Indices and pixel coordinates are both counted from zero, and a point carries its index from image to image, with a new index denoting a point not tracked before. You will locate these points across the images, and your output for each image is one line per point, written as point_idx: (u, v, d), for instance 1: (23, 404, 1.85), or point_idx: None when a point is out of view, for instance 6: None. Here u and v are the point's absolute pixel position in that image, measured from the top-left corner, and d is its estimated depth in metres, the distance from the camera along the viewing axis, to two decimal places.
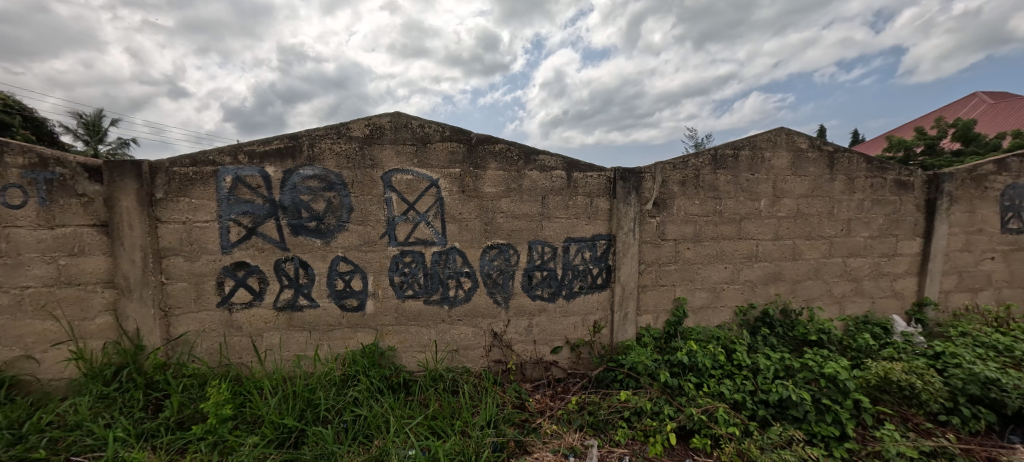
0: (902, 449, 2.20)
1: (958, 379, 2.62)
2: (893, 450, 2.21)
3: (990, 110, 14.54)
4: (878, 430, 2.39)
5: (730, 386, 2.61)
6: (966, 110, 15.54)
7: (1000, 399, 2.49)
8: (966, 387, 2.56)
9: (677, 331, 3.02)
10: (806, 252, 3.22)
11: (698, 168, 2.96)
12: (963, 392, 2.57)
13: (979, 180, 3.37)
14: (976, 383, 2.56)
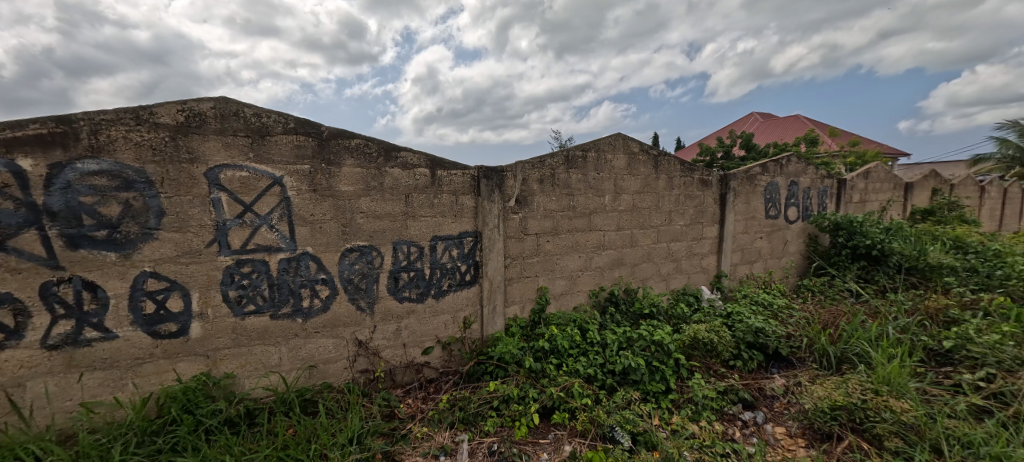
0: (706, 392, 2.76)
1: (741, 331, 3.35)
2: (700, 394, 2.75)
3: (759, 125, 18.85)
4: (689, 378, 2.93)
5: (585, 362, 2.86)
6: (745, 125, 19.86)
7: (765, 342, 3.29)
8: (746, 336, 3.31)
9: (541, 318, 3.21)
10: (641, 240, 3.72)
11: (554, 168, 3.17)
12: (743, 340, 3.29)
13: (751, 179, 4.31)
14: (751, 332, 3.34)
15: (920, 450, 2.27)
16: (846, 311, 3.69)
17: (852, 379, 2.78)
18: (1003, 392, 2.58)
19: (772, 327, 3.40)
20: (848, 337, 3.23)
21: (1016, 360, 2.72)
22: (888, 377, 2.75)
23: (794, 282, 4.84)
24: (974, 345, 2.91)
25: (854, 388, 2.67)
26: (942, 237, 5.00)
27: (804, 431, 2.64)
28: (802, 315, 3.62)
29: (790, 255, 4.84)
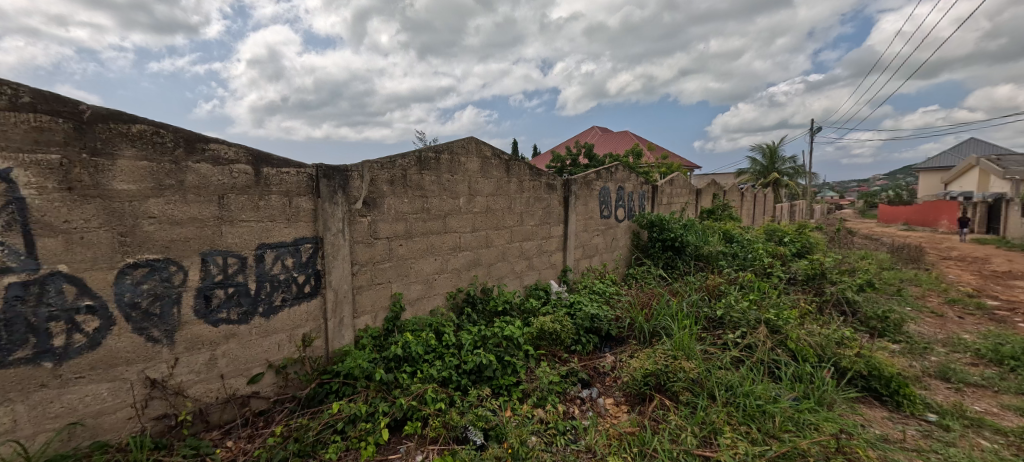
0: (551, 378, 2.95)
1: (581, 318, 3.70)
2: (546, 380, 2.93)
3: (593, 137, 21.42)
4: (537, 367, 3.11)
5: (440, 366, 2.79)
6: (585, 136, 22.36)
7: (599, 325, 3.70)
8: (584, 322, 3.66)
9: (395, 326, 3.02)
10: (495, 240, 3.81)
11: (405, 169, 3.01)
12: (583, 326, 3.65)
13: (588, 184, 4.80)
14: (588, 319, 3.71)
15: (702, 398, 2.85)
16: (657, 292, 4.40)
17: (659, 350, 3.32)
18: (750, 344, 3.45)
19: (604, 312, 3.84)
20: (658, 314, 3.83)
21: (757, 320, 3.68)
22: (682, 343, 3.37)
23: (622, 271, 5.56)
24: (734, 311, 3.81)
25: (662, 357, 3.17)
26: (718, 229, 6.37)
27: (626, 398, 3.05)
28: (628, 299, 4.17)
29: (619, 249, 5.54)
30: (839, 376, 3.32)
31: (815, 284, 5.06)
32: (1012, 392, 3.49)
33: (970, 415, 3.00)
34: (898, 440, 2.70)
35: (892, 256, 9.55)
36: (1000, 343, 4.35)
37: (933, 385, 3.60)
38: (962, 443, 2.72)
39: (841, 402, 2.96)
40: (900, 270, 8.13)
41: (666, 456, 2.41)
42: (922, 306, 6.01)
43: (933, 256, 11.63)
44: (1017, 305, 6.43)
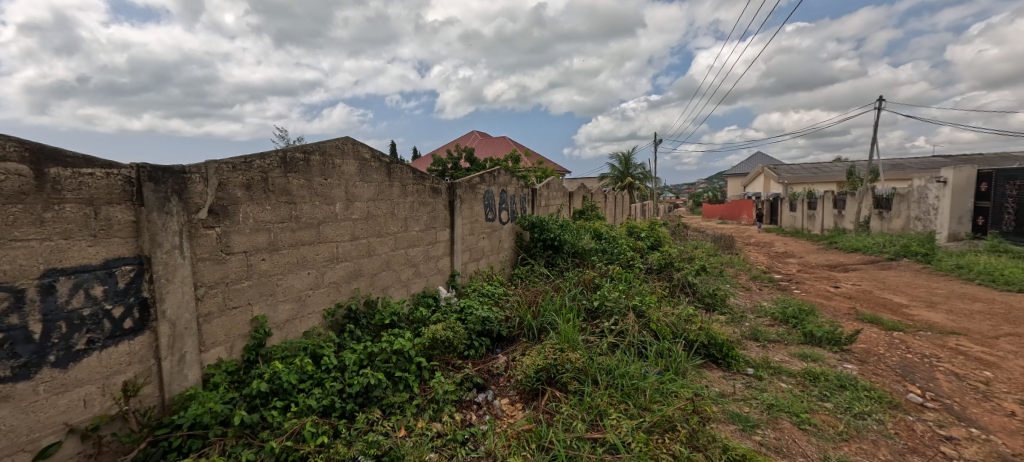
0: (446, 388, 2.78)
1: (472, 322, 3.58)
2: (440, 391, 2.75)
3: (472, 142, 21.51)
4: (430, 379, 2.91)
5: (320, 394, 2.42)
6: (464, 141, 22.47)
7: (490, 328, 3.63)
8: (475, 326, 3.55)
9: (258, 355, 2.53)
10: (378, 248, 3.47)
11: (265, 171, 2.54)
12: (475, 330, 3.54)
13: (473, 187, 4.72)
14: (479, 322, 3.61)
15: (587, 384, 2.96)
16: (542, 289, 4.51)
17: (547, 344, 3.35)
18: (622, 330, 3.74)
19: (494, 314, 3.79)
20: (544, 310, 3.91)
21: (626, 307, 4.02)
22: (567, 335, 3.47)
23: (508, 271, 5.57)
24: (607, 301, 4.10)
25: (551, 352, 3.22)
26: (588, 227, 6.82)
27: (521, 395, 3.01)
28: (517, 298, 4.18)
29: (504, 250, 5.55)
30: (687, 347, 3.82)
31: (666, 272, 5.79)
32: (795, 343, 4.42)
33: (771, 365, 3.75)
34: (732, 393, 3.25)
35: (716, 244, 11.47)
36: (785, 306, 5.48)
37: (749, 345, 4.35)
38: (771, 388, 3.35)
39: (691, 369, 3.40)
40: (721, 255, 9.79)
41: (561, 446, 2.40)
42: (737, 282, 7.30)
43: (740, 243, 14.31)
44: (792, 277, 8.23)
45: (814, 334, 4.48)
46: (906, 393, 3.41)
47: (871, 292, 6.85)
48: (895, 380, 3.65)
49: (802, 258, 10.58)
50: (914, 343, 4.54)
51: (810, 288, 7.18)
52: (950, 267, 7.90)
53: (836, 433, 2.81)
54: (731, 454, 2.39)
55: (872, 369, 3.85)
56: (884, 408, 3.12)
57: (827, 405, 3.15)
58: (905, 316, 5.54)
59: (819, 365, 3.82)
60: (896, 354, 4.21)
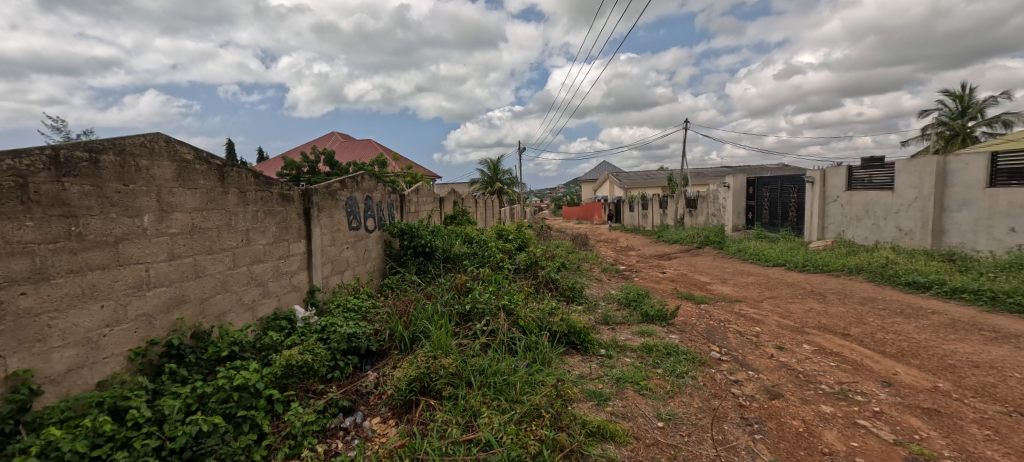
0: (305, 419, 2.43)
1: (335, 341, 3.22)
2: (298, 425, 2.39)
3: (334, 145, 19.81)
4: (285, 411, 2.52)
5: (126, 456, 1.88)
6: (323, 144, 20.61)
7: (357, 344, 3.31)
8: (339, 345, 3.20)
9: (20, 424, 1.86)
10: (209, 267, 2.86)
11: (23, 175, 1.93)
12: (339, 349, 3.18)
13: (332, 194, 4.28)
14: (344, 339, 3.27)
15: (462, 387, 2.89)
16: (412, 297, 4.31)
17: (419, 353, 3.19)
18: (494, 329, 3.78)
19: (361, 329, 3.47)
20: (416, 318, 3.73)
21: (496, 306, 4.09)
22: (439, 342, 3.36)
23: (377, 282, 5.18)
24: (479, 302, 4.11)
25: (423, 360, 3.07)
26: (457, 231, 6.77)
27: (393, 411, 2.81)
28: (386, 309, 3.91)
29: (371, 260, 5.15)
30: (551, 338, 4.05)
31: (531, 271, 6.08)
32: (636, 322, 5.05)
33: (618, 344, 4.21)
34: (589, 373, 3.54)
35: (574, 242, 12.56)
36: (627, 291, 6.24)
37: (601, 329, 4.81)
38: (619, 364, 3.75)
39: (555, 358, 3.62)
40: (579, 252, 10.74)
41: (437, 455, 2.31)
42: (592, 275, 8.08)
43: (594, 240, 15.95)
44: (632, 267, 9.44)
45: (648, 313, 5.17)
46: (708, 351, 4.15)
47: (687, 274, 8.24)
48: (703, 342, 4.42)
49: (640, 251, 12.25)
50: (714, 311, 5.58)
51: (646, 275, 8.32)
52: (734, 250, 9.97)
53: (665, 392, 3.27)
54: (589, 428, 2.61)
55: (688, 336, 4.60)
56: (696, 366, 3.74)
57: (658, 370, 3.65)
58: (709, 291, 6.79)
59: (653, 339, 4.41)
60: (703, 322, 5.12)
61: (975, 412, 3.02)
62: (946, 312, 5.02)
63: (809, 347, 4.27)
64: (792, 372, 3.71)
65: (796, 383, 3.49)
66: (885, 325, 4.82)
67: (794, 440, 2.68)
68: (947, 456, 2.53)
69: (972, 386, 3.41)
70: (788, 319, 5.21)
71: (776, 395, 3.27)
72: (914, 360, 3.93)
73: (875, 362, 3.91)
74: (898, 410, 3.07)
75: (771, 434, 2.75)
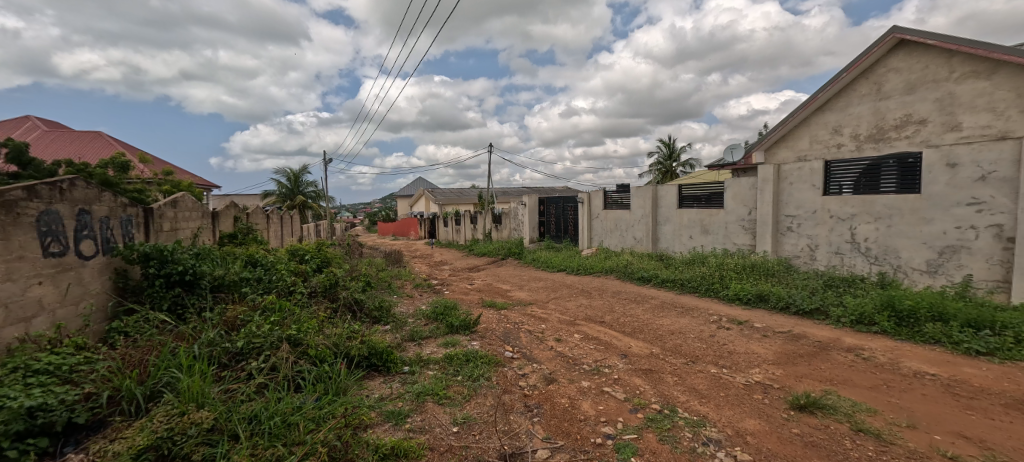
0: None
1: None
2: None
3: (35, 136, 14.12)
4: None
5: None
6: (14, 131, 14.44)
7: (47, 420, 2.31)
8: (10, 427, 2.16)
9: None
10: None
11: None
12: (5, 434, 2.14)
13: (5, 205, 2.99)
14: (19, 418, 2.22)
15: (223, 443, 2.49)
16: (154, 344, 3.37)
17: (157, 413, 2.56)
18: (274, 365, 3.38)
19: (54, 397, 2.42)
20: (155, 368, 2.96)
21: (279, 338, 3.64)
22: (191, 394, 2.79)
23: (99, 328, 3.71)
24: (255, 337, 3.58)
25: (162, 420, 2.48)
26: (233, 252, 5.76)
27: None
28: (108, 363, 2.89)
29: (90, 298, 3.69)
30: (349, 363, 3.90)
31: (331, 293, 5.68)
32: (441, 334, 5.27)
33: (422, 358, 4.35)
34: (389, 394, 3.54)
35: (386, 259, 12.21)
36: (435, 306, 6.45)
37: (407, 346, 4.86)
38: (421, 379, 3.87)
39: (351, 385, 3.52)
40: (389, 269, 10.52)
41: None
42: (402, 292, 8.03)
43: (407, 256, 15.83)
44: (443, 280, 9.81)
45: (453, 324, 5.48)
46: (502, 352, 4.68)
47: (491, 284, 9.05)
48: (500, 344, 4.95)
49: (451, 265, 12.79)
50: (511, 316, 6.29)
51: (456, 288, 8.75)
52: (530, 260, 11.44)
53: (462, 397, 3.54)
54: (382, 451, 2.64)
55: (487, 341, 5.09)
56: (491, 368, 4.16)
57: (458, 377, 3.93)
58: (508, 297, 7.63)
59: (456, 349, 4.70)
60: (502, 326, 5.74)
61: (671, 366, 4.27)
62: (660, 297, 6.91)
63: (577, 336, 5.27)
64: (564, 358, 4.52)
65: (565, 367, 4.28)
66: (626, 311, 6.31)
67: (560, 415, 3.27)
68: (654, 402, 3.48)
69: (670, 348, 4.81)
70: (565, 315, 6.29)
71: (551, 380, 3.94)
72: (641, 335, 5.29)
73: (618, 340, 5.10)
74: (629, 374, 4.08)
75: (546, 415, 3.29)
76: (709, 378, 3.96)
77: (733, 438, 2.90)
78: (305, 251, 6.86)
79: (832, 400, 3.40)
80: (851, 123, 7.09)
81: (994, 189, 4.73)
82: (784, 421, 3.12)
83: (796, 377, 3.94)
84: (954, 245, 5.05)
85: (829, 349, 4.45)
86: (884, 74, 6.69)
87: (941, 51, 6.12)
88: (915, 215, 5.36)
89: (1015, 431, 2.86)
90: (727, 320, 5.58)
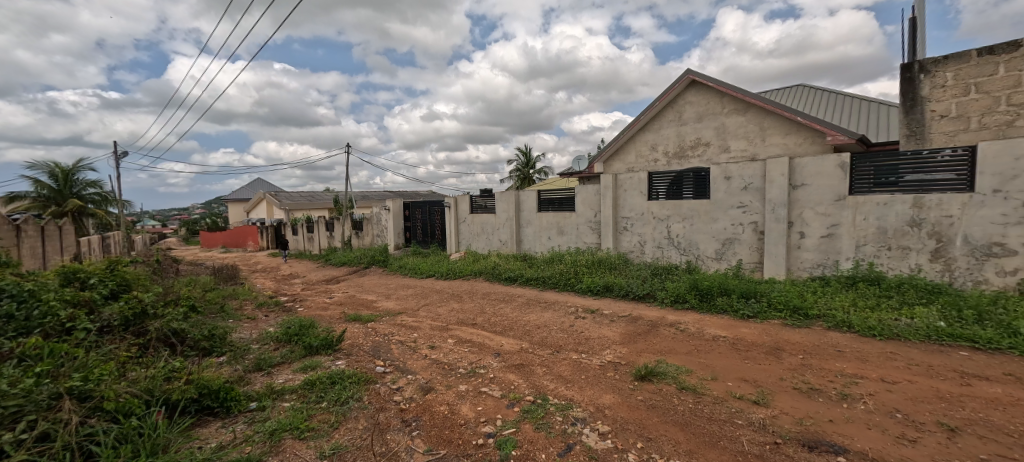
0: None
1: None
2: None
3: None
4: None
5: None
6: None
7: None
8: None
9: None
10: None
11: None
12: None
13: None
14: None
15: None
16: None
17: None
18: (46, 433, 2.55)
19: None
20: None
21: (51, 395, 2.75)
22: None
23: None
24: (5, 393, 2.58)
25: None
26: None
27: None
28: None
29: None
30: (170, 411, 3.39)
31: (135, 326, 4.67)
32: (297, 359, 4.92)
33: (276, 390, 4.03)
34: (231, 439, 3.21)
35: (213, 276, 10.51)
36: (289, 325, 5.92)
37: (253, 378, 4.41)
38: (274, 414, 3.61)
39: (174, 438, 3.02)
40: (221, 288, 9.16)
41: None
42: (241, 314, 7.13)
43: (244, 271, 13.91)
44: (296, 297, 8.96)
45: (311, 344, 5.14)
46: (374, 367, 4.62)
47: (354, 296, 8.63)
48: (369, 360, 4.86)
49: (303, 278, 11.74)
50: (379, 328, 6.17)
51: (311, 304, 8.11)
52: (395, 267, 11.23)
53: (329, 426, 3.44)
54: None
55: (355, 358, 4.94)
56: (361, 387, 4.10)
57: (322, 404, 3.77)
58: (374, 309, 7.41)
59: (316, 372, 4.47)
60: (370, 340, 5.61)
61: (539, 358, 4.77)
62: (525, 294, 7.54)
63: (451, 341, 5.47)
64: (439, 365, 4.68)
65: (442, 374, 4.44)
66: (496, 311, 6.73)
67: (441, 424, 3.44)
68: (528, 394, 3.88)
69: (537, 341, 5.34)
70: (437, 320, 6.43)
71: (428, 389, 4.07)
72: (511, 332, 5.74)
73: (490, 340, 5.45)
74: (503, 371, 4.44)
75: (425, 426, 3.42)
76: (572, 364, 4.56)
77: (595, 414, 3.43)
78: (87, 272, 5.27)
79: (663, 367, 4.25)
80: (663, 143, 8.76)
81: (751, 196, 6.39)
82: (631, 391, 3.80)
83: (637, 352, 4.77)
84: (730, 238, 6.67)
85: (657, 326, 5.49)
86: (683, 105, 8.43)
87: (716, 92, 8.02)
88: (706, 216, 6.92)
89: (772, 370, 3.97)
90: (582, 310, 6.41)
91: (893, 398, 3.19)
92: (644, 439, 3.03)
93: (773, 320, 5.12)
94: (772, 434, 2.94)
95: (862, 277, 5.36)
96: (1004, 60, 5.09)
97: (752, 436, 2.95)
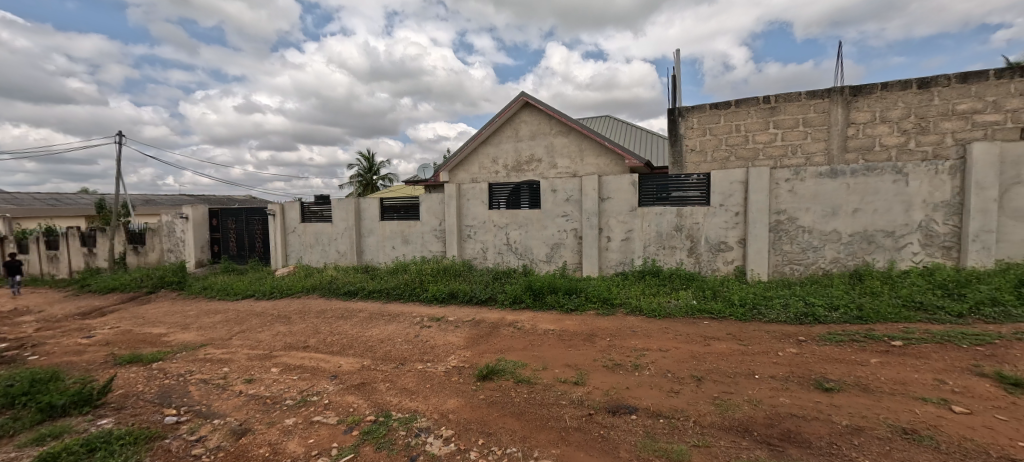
0: None
1: None
2: None
3: None
4: None
5: None
6: None
7: None
8: None
9: None
10: None
11: None
12: None
13: None
14: None
15: None
16: None
17: None
18: None
19: None
20: None
21: None
22: None
23: None
24: None
25: None
26: None
27: None
28: None
29: None
30: None
31: None
32: (26, 428, 3.70)
33: None
34: None
35: None
36: (13, 382, 4.42)
37: None
38: None
39: None
40: None
41: None
42: None
43: None
44: (27, 341, 6.69)
45: (54, 404, 3.92)
46: (162, 419, 3.85)
47: (130, 331, 6.93)
48: (154, 411, 4.02)
49: (40, 314, 8.83)
50: (170, 367, 5.14)
51: (52, 349, 6.16)
52: (197, 289, 9.46)
53: None
54: None
55: (129, 412, 4.01)
56: (140, 447, 3.39)
57: None
58: (164, 345, 6.09)
59: (61, 440, 3.46)
60: (154, 384, 4.63)
61: (382, 374, 4.69)
62: (367, 308, 7.23)
63: (275, 370, 4.92)
64: (259, 400, 4.17)
65: (261, 410, 3.97)
66: (332, 329, 6.31)
67: None
68: (368, 414, 3.79)
69: (380, 356, 5.23)
70: (256, 349, 5.69)
71: (242, 432, 3.60)
72: (350, 350, 5.47)
73: (325, 362, 5.10)
74: (340, 394, 4.22)
75: None
76: (417, 375, 4.60)
77: (439, 421, 3.57)
78: None
79: (502, 364, 4.63)
80: (502, 156, 9.48)
81: (572, 206, 7.44)
82: (474, 392, 4.04)
83: (480, 354, 5.09)
84: (557, 242, 7.62)
85: (498, 327, 5.94)
86: (519, 123, 9.29)
87: (543, 115, 9.06)
88: (537, 224, 7.76)
89: (588, 354, 4.71)
90: (428, 319, 6.49)
91: (667, 362, 4.13)
92: (484, 435, 3.28)
93: (589, 311, 6.07)
94: (586, 407, 3.52)
95: (647, 271, 6.76)
96: (723, 113, 7.05)
97: (572, 411, 3.48)
